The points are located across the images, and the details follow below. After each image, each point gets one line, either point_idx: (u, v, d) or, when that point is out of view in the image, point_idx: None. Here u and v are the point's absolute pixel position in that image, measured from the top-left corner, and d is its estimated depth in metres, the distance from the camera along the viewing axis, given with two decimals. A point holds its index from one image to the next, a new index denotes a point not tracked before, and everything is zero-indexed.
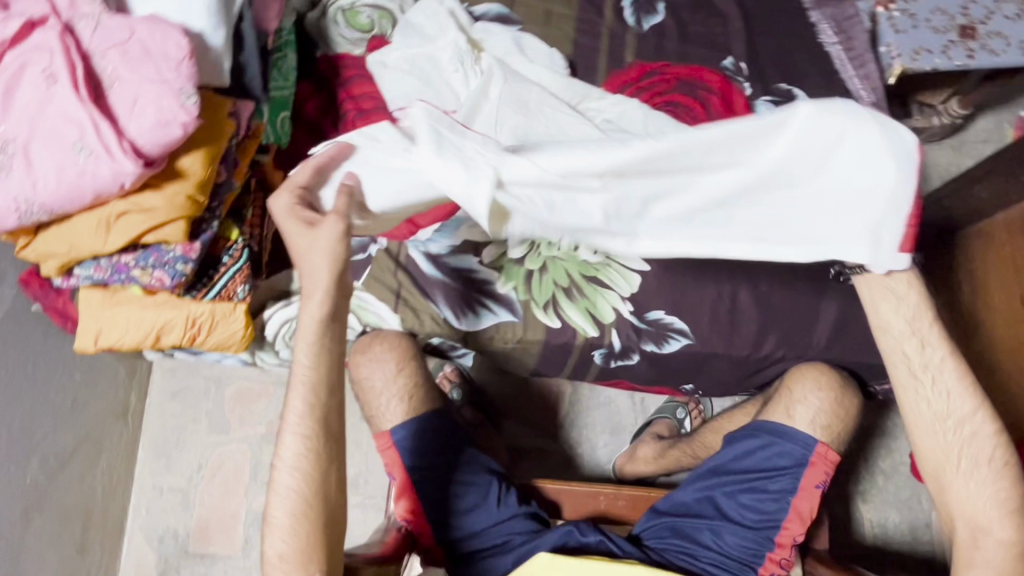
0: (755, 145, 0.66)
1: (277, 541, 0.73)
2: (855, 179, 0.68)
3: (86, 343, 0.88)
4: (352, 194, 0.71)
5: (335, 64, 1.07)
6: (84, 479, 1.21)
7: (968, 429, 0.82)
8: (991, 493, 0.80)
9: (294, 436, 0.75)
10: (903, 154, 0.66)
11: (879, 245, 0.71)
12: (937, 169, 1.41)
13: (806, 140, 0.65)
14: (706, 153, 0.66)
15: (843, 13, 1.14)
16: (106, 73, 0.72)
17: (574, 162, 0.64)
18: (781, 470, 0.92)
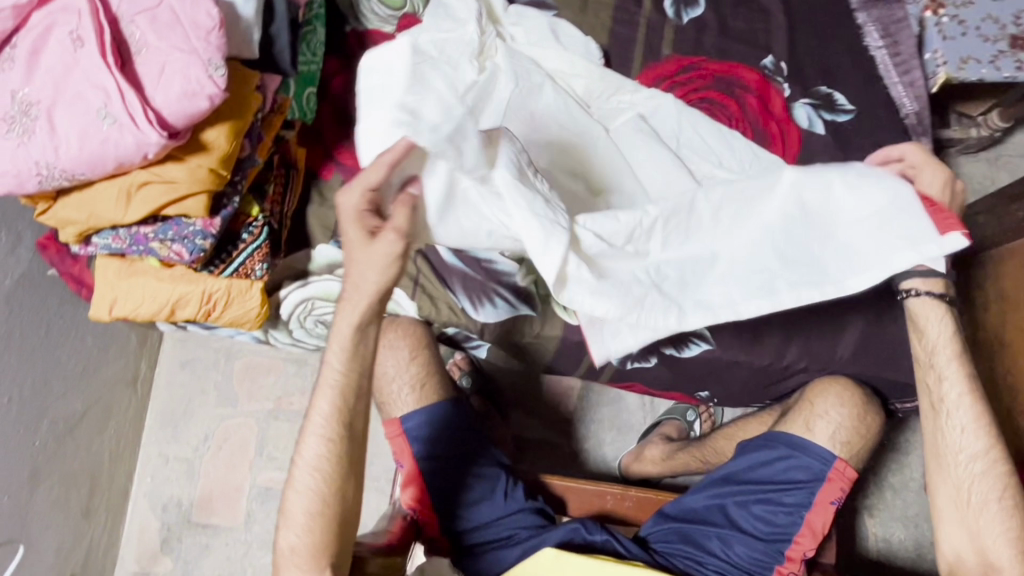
0: (755, 210, 0.78)
1: (290, 535, 0.75)
2: (859, 206, 0.78)
3: (101, 312, 0.87)
4: (415, 206, 0.68)
5: (364, 41, 1.04)
6: (92, 444, 1.21)
7: (980, 465, 0.80)
8: (1001, 530, 0.78)
9: (318, 437, 0.76)
10: (881, 179, 0.78)
11: (919, 244, 0.75)
12: (972, 182, 1.37)
13: (798, 196, 0.78)
14: (718, 217, 0.78)
15: (891, 16, 1.08)
16: (134, 39, 0.70)
17: (611, 218, 0.72)
18: (796, 483, 0.91)
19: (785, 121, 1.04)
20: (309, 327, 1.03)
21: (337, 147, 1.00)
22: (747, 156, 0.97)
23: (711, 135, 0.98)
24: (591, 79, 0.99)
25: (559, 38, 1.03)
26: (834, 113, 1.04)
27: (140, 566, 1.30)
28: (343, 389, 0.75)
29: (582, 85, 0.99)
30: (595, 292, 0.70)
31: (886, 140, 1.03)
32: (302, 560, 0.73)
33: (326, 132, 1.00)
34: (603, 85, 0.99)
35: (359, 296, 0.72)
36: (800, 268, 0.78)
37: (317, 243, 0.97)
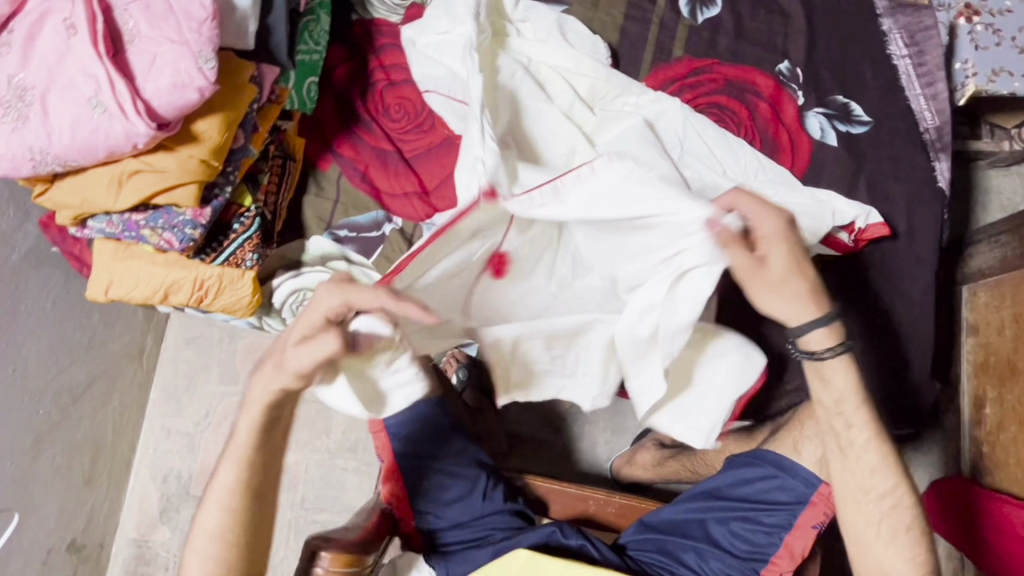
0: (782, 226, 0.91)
1: None
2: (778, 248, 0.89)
3: (97, 293, 0.88)
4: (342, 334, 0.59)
5: (370, 30, 1.03)
6: (96, 414, 1.23)
7: (889, 501, 0.77)
8: (906, 557, 0.77)
9: (228, 486, 0.69)
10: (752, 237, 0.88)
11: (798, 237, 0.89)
12: (1001, 198, 1.30)
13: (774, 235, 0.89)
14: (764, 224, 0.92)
15: (919, 23, 1.04)
16: (127, 28, 0.70)
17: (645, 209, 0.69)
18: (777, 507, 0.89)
19: (797, 130, 1.00)
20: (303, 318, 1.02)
21: (336, 138, 1.00)
22: (755, 169, 0.95)
23: (715, 142, 0.96)
24: (594, 86, 0.98)
25: (567, 38, 1.00)
26: (849, 124, 1.00)
27: (139, 534, 1.33)
28: (254, 437, 0.68)
29: (585, 84, 0.97)
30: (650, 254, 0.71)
31: (901, 154, 0.99)
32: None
33: (327, 123, 1.00)
34: (606, 87, 0.98)
35: (270, 376, 0.64)
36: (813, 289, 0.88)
37: (311, 234, 0.99)
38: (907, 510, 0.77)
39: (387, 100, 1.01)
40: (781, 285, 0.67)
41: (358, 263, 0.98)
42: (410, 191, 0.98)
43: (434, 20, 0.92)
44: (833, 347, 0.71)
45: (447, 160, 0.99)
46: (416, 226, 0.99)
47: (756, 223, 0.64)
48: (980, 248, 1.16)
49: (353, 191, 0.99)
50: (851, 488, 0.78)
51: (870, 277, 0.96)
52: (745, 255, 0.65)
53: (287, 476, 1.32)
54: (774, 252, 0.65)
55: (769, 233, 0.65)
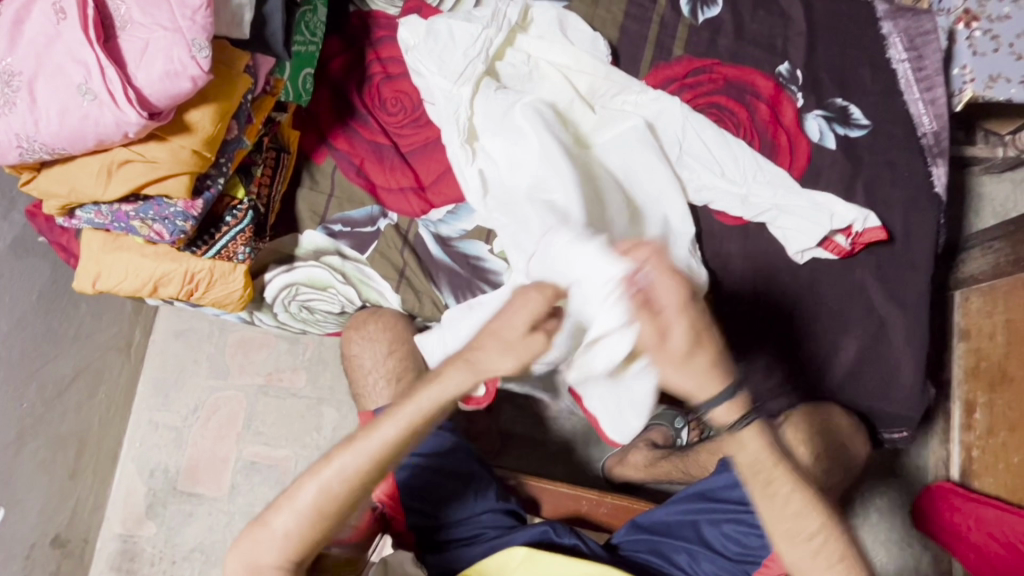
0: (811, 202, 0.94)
1: (287, 518, 0.71)
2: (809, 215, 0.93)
3: (84, 284, 0.87)
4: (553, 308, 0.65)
5: (367, 22, 1.02)
6: (81, 407, 1.21)
7: (819, 540, 0.70)
8: None
9: (367, 458, 0.69)
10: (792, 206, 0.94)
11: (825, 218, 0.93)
12: (994, 204, 1.30)
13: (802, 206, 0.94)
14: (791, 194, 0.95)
15: (919, 27, 1.04)
16: (119, 14, 0.68)
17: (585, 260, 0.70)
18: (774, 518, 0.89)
19: (796, 132, 1.00)
20: (293, 311, 1.02)
21: (331, 130, 0.98)
22: (752, 171, 0.95)
23: (714, 142, 0.95)
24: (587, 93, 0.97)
25: (567, 36, 0.99)
26: (847, 127, 1.00)
27: (124, 529, 1.30)
28: (415, 424, 0.69)
29: (586, 82, 0.97)
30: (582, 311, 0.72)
31: (898, 159, 0.99)
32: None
33: (323, 115, 0.99)
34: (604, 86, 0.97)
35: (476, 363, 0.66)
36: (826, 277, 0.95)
37: (305, 228, 0.97)
38: (838, 541, 0.70)
39: (383, 93, 0.99)
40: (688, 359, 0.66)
41: (352, 258, 0.97)
42: (406, 186, 0.97)
43: (428, 59, 0.93)
44: (744, 417, 0.68)
45: (443, 155, 0.97)
46: (412, 221, 0.97)
47: (661, 297, 0.64)
48: (971, 254, 1.15)
49: (348, 185, 0.97)
50: (778, 534, 0.71)
51: (866, 281, 0.96)
52: (658, 322, 0.65)
53: (277, 473, 1.31)
54: (674, 330, 0.64)
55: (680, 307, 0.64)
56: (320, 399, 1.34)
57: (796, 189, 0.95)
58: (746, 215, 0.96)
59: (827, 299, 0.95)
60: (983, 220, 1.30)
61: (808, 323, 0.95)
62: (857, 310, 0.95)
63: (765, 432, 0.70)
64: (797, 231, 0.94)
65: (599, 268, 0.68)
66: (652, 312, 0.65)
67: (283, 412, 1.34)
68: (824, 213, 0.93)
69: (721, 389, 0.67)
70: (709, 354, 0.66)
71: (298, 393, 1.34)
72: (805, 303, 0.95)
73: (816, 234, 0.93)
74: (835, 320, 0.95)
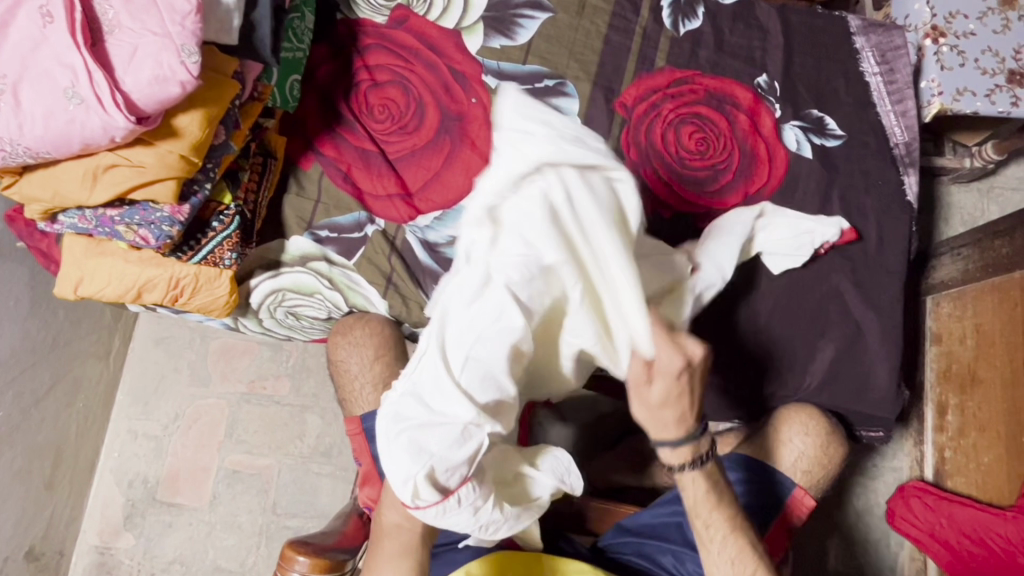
0: (786, 223, 0.96)
1: (396, 513, 0.75)
2: (782, 242, 0.96)
3: (65, 291, 0.86)
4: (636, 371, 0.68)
5: (354, 30, 1.03)
6: (58, 417, 1.18)
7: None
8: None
9: None
10: (767, 239, 0.96)
11: (800, 239, 0.96)
12: (961, 213, 1.34)
13: (774, 233, 0.96)
14: (769, 224, 0.96)
15: (889, 42, 1.08)
16: (106, 18, 0.68)
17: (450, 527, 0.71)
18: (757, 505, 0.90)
19: (774, 142, 1.03)
20: (278, 318, 1.02)
21: (318, 137, 0.99)
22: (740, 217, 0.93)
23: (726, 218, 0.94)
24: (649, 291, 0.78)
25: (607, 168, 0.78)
26: (823, 137, 1.04)
27: (101, 541, 1.27)
28: None
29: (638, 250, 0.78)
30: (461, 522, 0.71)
31: (872, 169, 1.03)
32: (403, 541, 0.74)
33: (310, 122, 0.99)
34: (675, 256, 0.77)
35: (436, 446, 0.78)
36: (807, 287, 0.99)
37: (291, 234, 0.97)
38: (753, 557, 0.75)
39: (371, 100, 1.00)
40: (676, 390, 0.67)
41: (339, 263, 0.97)
42: (393, 193, 0.98)
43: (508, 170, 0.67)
44: (699, 459, 0.73)
45: (429, 162, 0.99)
46: (400, 227, 0.98)
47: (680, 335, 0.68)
48: (942, 261, 1.18)
49: (335, 192, 0.98)
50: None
51: (842, 287, 0.99)
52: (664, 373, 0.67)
53: (260, 481, 1.29)
54: (672, 362, 0.66)
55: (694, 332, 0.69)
56: (304, 406, 1.33)
57: (777, 214, 0.96)
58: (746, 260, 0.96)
59: (804, 304, 0.98)
60: (951, 227, 1.34)
61: (786, 327, 0.98)
62: (834, 315, 0.98)
63: (711, 478, 0.75)
64: (788, 256, 0.97)
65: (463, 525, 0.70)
66: (639, 363, 0.68)
67: (267, 420, 1.32)
68: (803, 230, 0.96)
69: (682, 435, 0.71)
70: (682, 410, 0.69)
71: (281, 401, 1.33)
72: (783, 307, 0.98)
73: (803, 254, 0.97)
74: (814, 324, 0.98)
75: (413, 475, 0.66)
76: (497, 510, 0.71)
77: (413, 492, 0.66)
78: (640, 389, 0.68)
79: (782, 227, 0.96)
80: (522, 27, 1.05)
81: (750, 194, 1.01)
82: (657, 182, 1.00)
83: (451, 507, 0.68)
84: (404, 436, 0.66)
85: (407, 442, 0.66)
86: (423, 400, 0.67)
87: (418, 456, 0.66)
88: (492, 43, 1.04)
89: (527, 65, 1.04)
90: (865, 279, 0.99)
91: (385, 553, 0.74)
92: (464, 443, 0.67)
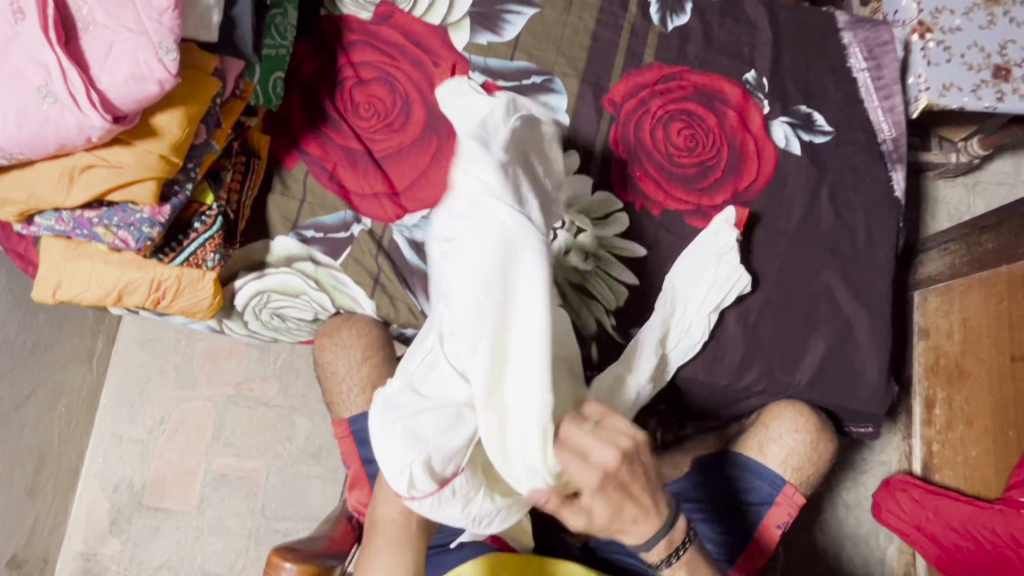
0: (694, 278, 0.94)
1: (392, 508, 0.74)
2: (701, 299, 0.94)
3: (44, 294, 0.84)
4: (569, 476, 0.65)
5: (339, 26, 1.01)
6: (40, 422, 1.16)
7: None
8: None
9: None
10: (681, 305, 0.93)
11: (717, 274, 0.94)
12: (948, 208, 1.35)
13: (689, 293, 0.94)
14: (685, 292, 0.94)
15: (877, 38, 1.08)
16: (80, 14, 0.66)
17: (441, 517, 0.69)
18: (706, 495, 0.94)
19: (763, 138, 1.03)
20: (264, 320, 1.00)
21: (303, 135, 0.98)
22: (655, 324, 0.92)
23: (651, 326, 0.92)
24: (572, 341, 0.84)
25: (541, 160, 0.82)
26: (811, 133, 1.04)
27: (86, 547, 1.25)
28: None
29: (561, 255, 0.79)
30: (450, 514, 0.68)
31: (861, 165, 1.04)
32: (401, 535, 0.73)
33: (294, 119, 0.98)
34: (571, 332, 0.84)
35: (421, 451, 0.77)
36: (796, 285, 0.99)
37: (276, 234, 0.95)
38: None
39: (356, 98, 0.98)
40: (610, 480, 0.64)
41: (325, 264, 0.95)
42: (379, 192, 0.97)
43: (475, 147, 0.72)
44: (673, 552, 0.72)
45: (417, 160, 0.97)
46: (386, 227, 0.96)
47: (580, 442, 0.64)
48: (929, 255, 1.16)
49: (320, 191, 0.96)
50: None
51: (832, 284, 0.99)
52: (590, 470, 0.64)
53: (248, 484, 1.28)
54: (589, 478, 0.64)
55: (602, 435, 0.65)
56: (292, 408, 1.32)
57: (681, 265, 0.95)
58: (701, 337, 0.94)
59: (794, 302, 0.98)
60: (938, 223, 1.34)
61: (777, 324, 0.97)
62: (824, 312, 0.98)
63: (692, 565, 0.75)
64: (726, 288, 0.95)
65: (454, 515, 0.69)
66: (571, 507, 0.66)
67: (254, 422, 1.31)
68: (712, 258, 0.95)
69: (654, 530, 0.70)
70: (635, 511, 0.68)
71: (269, 402, 1.32)
72: (773, 304, 0.98)
73: (735, 274, 0.95)
74: (803, 322, 0.98)
75: (410, 463, 0.63)
76: (490, 499, 0.69)
77: (410, 481, 0.64)
78: (587, 523, 0.66)
79: (692, 286, 0.94)
80: (509, 23, 1.04)
81: (739, 191, 1.00)
82: (646, 180, 1.00)
83: (446, 497, 0.66)
84: (399, 426, 0.65)
85: (402, 431, 0.65)
86: (417, 388, 0.67)
87: (414, 444, 0.64)
88: (479, 39, 1.02)
89: (515, 61, 1.03)
90: (854, 275, 0.99)
91: (381, 545, 0.73)
92: (457, 426, 0.65)
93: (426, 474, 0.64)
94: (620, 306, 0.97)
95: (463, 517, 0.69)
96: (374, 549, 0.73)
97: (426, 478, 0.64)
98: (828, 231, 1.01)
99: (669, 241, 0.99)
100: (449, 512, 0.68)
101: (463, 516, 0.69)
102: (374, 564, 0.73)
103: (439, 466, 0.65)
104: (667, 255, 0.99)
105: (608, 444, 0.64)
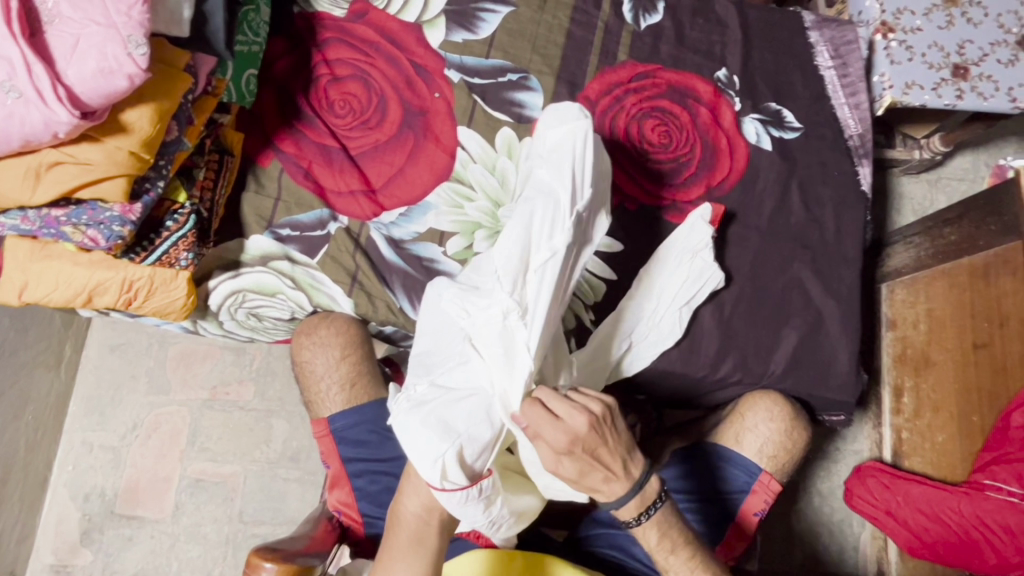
0: (664, 268, 0.96)
1: (416, 503, 0.72)
2: (673, 289, 0.96)
3: (9, 297, 0.82)
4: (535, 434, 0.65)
5: (312, 23, 1.00)
6: (7, 430, 1.13)
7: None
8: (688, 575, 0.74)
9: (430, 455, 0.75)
10: (659, 292, 0.95)
11: (693, 262, 0.96)
12: (912, 203, 1.39)
13: (666, 281, 0.96)
14: (661, 279, 0.96)
15: (842, 37, 1.12)
16: (45, 8, 0.65)
17: (462, 512, 0.70)
18: (710, 495, 0.94)
19: (735, 135, 1.05)
20: (240, 319, 0.99)
21: (277, 132, 0.97)
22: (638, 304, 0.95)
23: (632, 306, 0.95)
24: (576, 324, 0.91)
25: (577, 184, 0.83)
26: (781, 130, 1.06)
27: (57, 559, 1.22)
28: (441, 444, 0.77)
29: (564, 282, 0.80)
30: (470, 512, 0.71)
31: (829, 160, 1.06)
32: (423, 535, 0.72)
33: (268, 117, 0.97)
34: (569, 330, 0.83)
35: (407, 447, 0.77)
36: (767, 276, 1.01)
37: (250, 233, 0.94)
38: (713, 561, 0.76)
39: (331, 95, 0.98)
40: (581, 453, 0.64)
41: (301, 262, 0.94)
42: (356, 189, 0.96)
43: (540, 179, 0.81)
44: (646, 511, 0.70)
45: (393, 158, 0.97)
46: (363, 225, 0.96)
47: (541, 429, 0.65)
48: (896, 248, 1.22)
49: (296, 189, 0.95)
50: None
51: (803, 275, 1.01)
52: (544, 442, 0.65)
53: (224, 489, 1.26)
54: (558, 439, 0.64)
55: (574, 401, 0.65)
56: (270, 411, 1.30)
57: (663, 254, 0.97)
58: (673, 331, 0.96)
59: (767, 294, 1.00)
60: (903, 218, 1.39)
61: (751, 315, 0.99)
62: (796, 302, 1.00)
63: (662, 526, 0.72)
64: (698, 285, 0.97)
65: (474, 515, 0.72)
66: (540, 445, 0.65)
67: (230, 426, 1.29)
68: (687, 254, 0.96)
69: (613, 498, 0.68)
70: (604, 472, 0.66)
71: (245, 406, 1.30)
72: (747, 298, 1.00)
73: (707, 270, 0.97)
74: (776, 313, 1.00)
75: (443, 454, 0.66)
76: (506, 505, 0.74)
77: (443, 473, 0.66)
78: (554, 469, 0.66)
79: (664, 273, 0.96)
80: (483, 22, 1.04)
81: (712, 187, 1.02)
82: (620, 175, 1.01)
83: (473, 495, 0.69)
84: (431, 417, 0.68)
85: (435, 422, 0.68)
86: (440, 383, 0.71)
87: (447, 434, 0.67)
88: (454, 37, 1.03)
89: (490, 59, 1.03)
90: (823, 266, 1.02)
91: (402, 541, 0.72)
92: (488, 420, 0.69)
93: (457, 466, 0.67)
94: (597, 300, 0.98)
95: (482, 518, 0.73)
96: (395, 544, 0.72)
97: (456, 469, 0.66)
98: (798, 225, 1.03)
99: (646, 237, 1.00)
100: (470, 509, 0.70)
101: (479, 516, 0.72)
102: (393, 561, 0.71)
103: (470, 456, 0.68)
104: (643, 249, 1.00)
105: (578, 411, 0.64)
